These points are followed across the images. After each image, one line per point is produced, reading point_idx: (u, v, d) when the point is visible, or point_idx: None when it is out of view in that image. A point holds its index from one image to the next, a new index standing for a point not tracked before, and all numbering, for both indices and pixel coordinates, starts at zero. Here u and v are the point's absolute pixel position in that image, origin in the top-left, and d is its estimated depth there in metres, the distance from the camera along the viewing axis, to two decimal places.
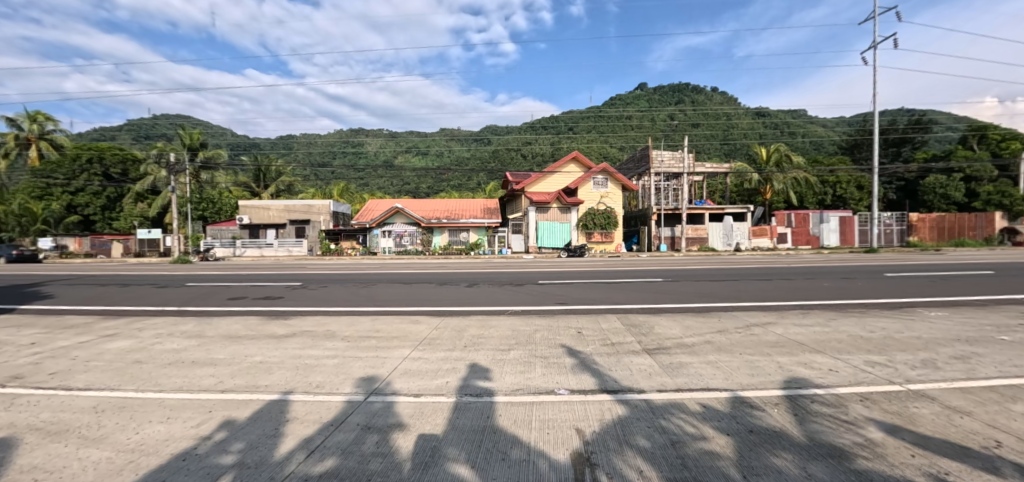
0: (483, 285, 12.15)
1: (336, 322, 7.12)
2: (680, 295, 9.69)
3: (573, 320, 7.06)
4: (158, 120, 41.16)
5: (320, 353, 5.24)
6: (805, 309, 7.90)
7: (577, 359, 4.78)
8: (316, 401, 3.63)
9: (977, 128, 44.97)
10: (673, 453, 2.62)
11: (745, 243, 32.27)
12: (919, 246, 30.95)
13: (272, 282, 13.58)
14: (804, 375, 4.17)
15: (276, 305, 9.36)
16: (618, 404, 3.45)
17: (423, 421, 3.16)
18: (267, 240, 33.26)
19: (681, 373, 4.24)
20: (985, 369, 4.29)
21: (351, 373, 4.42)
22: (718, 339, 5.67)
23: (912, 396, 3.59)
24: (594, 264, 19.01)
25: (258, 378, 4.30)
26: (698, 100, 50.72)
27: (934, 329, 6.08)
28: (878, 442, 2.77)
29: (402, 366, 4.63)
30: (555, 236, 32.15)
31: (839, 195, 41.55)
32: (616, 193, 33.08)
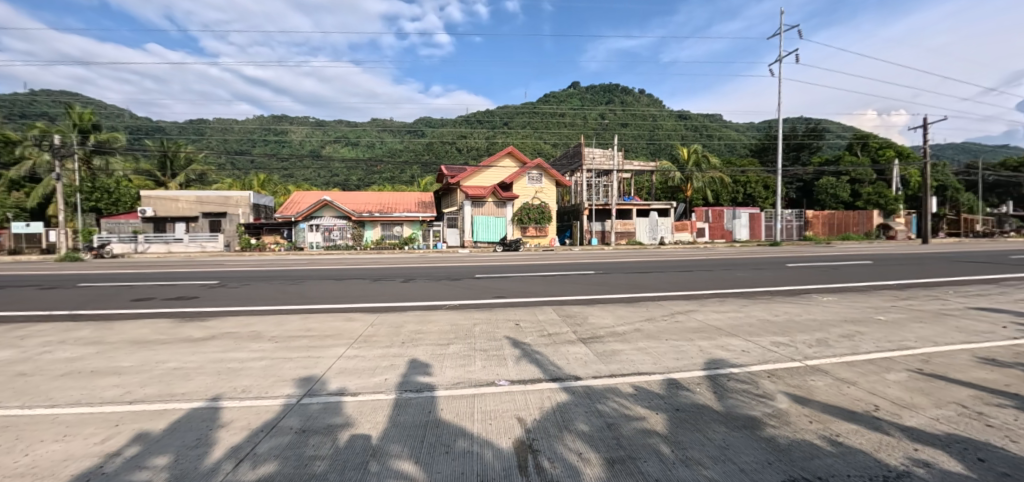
0: (419, 280, 11.91)
1: (261, 322, 6.64)
2: (612, 286, 10.21)
3: (510, 313, 7.16)
4: (35, 96, 35.41)
5: (245, 355, 4.87)
6: (722, 297, 8.69)
7: (517, 350, 4.88)
8: (244, 406, 3.36)
9: (861, 137, 51.75)
10: (610, 434, 2.77)
11: (668, 237, 34.61)
12: (814, 240, 35.22)
13: (184, 280, 12.29)
14: (724, 356, 4.58)
15: (191, 305, 8.52)
16: (558, 391, 3.57)
17: (363, 420, 3.05)
18: (176, 234, 29.99)
19: (614, 360, 4.47)
20: (865, 345, 5.00)
21: (282, 375, 4.14)
22: (647, 326, 6.06)
23: (809, 370, 4.10)
24: (530, 258, 19.34)
25: (174, 385, 3.90)
26: (627, 101, 53.39)
27: (826, 311, 6.98)
28: (784, 412, 3.12)
29: (338, 365, 4.43)
30: (491, 231, 32.16)
31: (749, 193, 46.10)
32: (550, 188, 33.88)
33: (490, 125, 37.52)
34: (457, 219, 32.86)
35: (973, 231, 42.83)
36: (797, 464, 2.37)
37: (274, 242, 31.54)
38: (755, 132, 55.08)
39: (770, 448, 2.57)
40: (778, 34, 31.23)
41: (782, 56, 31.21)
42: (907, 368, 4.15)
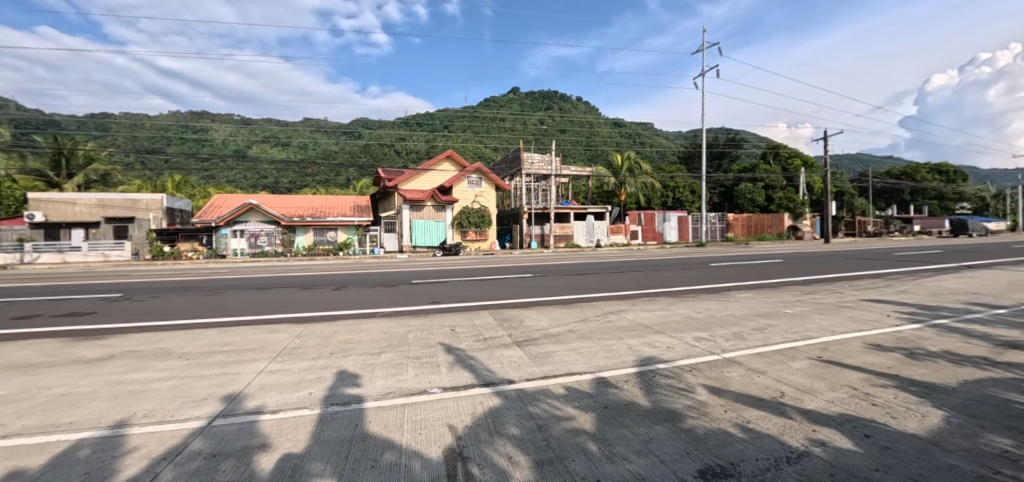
0: (351, 287, 11.43)
1: (170, 338, 6.04)
2: (549, 289, 10.41)
3: (446, 318, 7.07)
4: None
5: (150, 375, 4.40)
6: (651, 296, 9.17)
7: (451, 356, 4.82)
8: (146, 433, 3.01)
9: (773, 147, 57.16)
10: (540, 436, 2.79)
11: (604, 239, 35.87)
12: (735, 241, 38.32)
13: (77, 294, 10.90)
14: (652, 353, 4.81)
15: (85, 322, 7.56)
16: (492, 396, 3.55)
17: (282, 439, 2.85)
18: (72, 242, 26.66)
19: (547, 362, 4.55)
20: (774, 336, 5.48)
21: (192, 395, 3.78)
22: (581, 327, 6.23)
23: (726, 363, 4.41)
24: (468, 262, 19.28)
25: (60, 414, 3.43)
26: (566, 108, 55.14)
27: (742, 307, 7.59)
28: (704, 403, 3.32)
29: (258, 380, 4.13)
30: (430, 235, 31.89)
31: (677, 198, 49.43)
32: (490, 192, 34.16)
33: (430, 128, 37.17)
34: (395, 223, 32.10)
35: (865, 231, 48.75)
36: (711, 452, 2.54)
37: (191, 248, 28.68)
38: (682, 140, 59.05)
39: (689, 438, 2.72)
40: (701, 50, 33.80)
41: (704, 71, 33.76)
42: (808, 356, 4.59)
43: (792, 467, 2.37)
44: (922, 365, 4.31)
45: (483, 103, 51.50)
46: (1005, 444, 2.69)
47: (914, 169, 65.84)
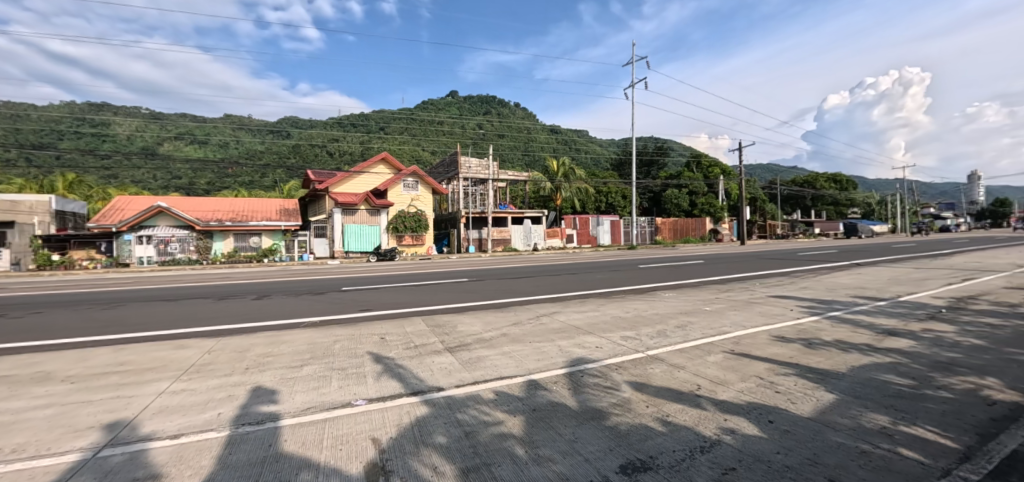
0: (273, 296, 10.72)
1: (53, 360, 5.30)
2: (484, 293, 10.41)
3: (376, 326, 6.84)
4: None
5: (23, 404, 3.82)
6: (583, 298, 9.49)
7: (378, 366, 4.67)
8: (13, 472, 2.62)
9: (696, 156, 61.60)
10: (467, 443, 2.78)
11: (541, 243, 36.46)
12: (662, 244, 40.73)
13: None
14: (581, 354, 4.96)
15: None
16: (419, 404, 3.48)
17: (181, 467, 2.60)
18: None
19: (478, 367, 4.54)
20: (693, 333, 5.87)
21: (76, 424, 3.34)
22: (513, 331, 6.29)
23: (650, 360, 4.65)
24: (403, 268, 18.80)
25: None
26: (504, 113, 55.83)
27: (666, 305, 8.06)
28: (628, 400, 3.49)
29: (158, 403, 3.74)
30: (364, 240, 30.85)
31: (610, 203, 51.77)
32: (426, 196, 33.67)
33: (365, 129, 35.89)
34: (327, 228, 30.80)
35: (775, 234, 53.93)
36: (632, 447, 2.67)
37: (87, 258, 25.84)
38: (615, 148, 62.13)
39: (612, 435, 2.84)
40: (630, 62, 35.67)
41: (633, 82, 35.64)
42: (723, 350, 4.97)
43: (705, 455, 2.56)
44: (816, 353, 4.83)
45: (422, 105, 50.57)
46: (883, 421, 3.09)
47: (814, 178, 73.87)
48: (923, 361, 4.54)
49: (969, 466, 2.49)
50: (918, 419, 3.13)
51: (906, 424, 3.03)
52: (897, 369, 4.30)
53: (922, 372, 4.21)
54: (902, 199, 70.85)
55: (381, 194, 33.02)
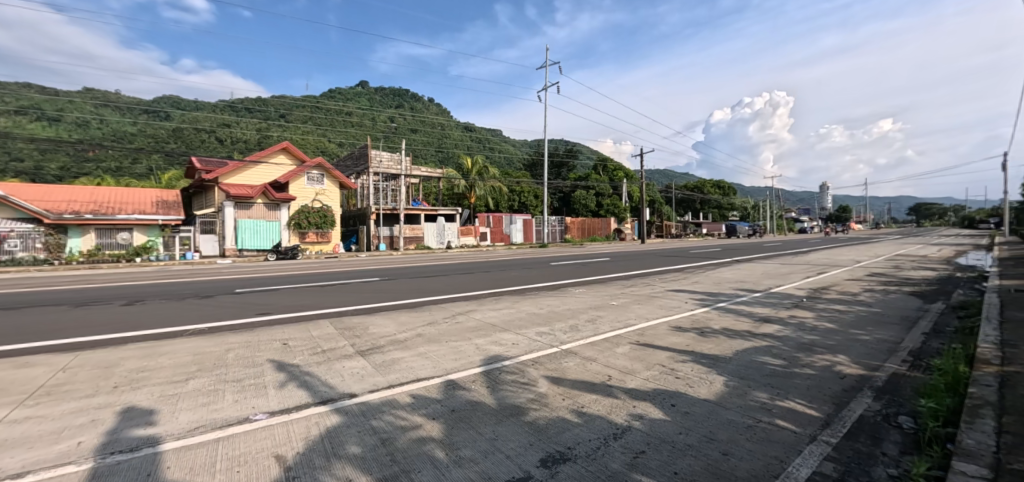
0: (147, 300, 9.29)
1: None
2: (398, 293, 10.07)
3: (276, 331, 6.27)
4: None
5: None
6: (498, 295, 9.65)
7: (281, 375, 4.28)
8: None
9: (602, 160, 65.94)
10: (384, 451, 2.67)
11: (455, 241, 36.51)
12: (572, 242, 43.05)
13: None
14: (499, 351, 5.03)
15: None
16: (329, 414, 3.27)
17: None
18: None
19: (394, 370, 4.39)
20: (602, 326, 6.27)
21: None
22: (429, 331, 6.18)
23: (564, 354, 4.87)
24: (307, 267, 17.41)
25: None
26: (417, 108, 54.80)
27: (576, 301, 8.51)
28: (545, 394, 3.61)
29: None
30: (261, 237, 28.20)
31: (522, 201, 53.89)
32: (334, 190, 32.10)
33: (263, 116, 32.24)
34: (215, 223, 27.68)
35: (669, 233, 59.95)
36: (552, 440, 2.78)
37: None
38: (528, 150, 64.27)
39: (532, 430, 2.92)
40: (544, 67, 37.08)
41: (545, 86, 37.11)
42: (629, 341, 5.38)
43: (618, 442, 2.74)
44: (708, 340, 5.44)
45: (330, 94, 46.85)
46: (762, 398, 3.56)
47: (702, 184, 83.31)
48: (789, 344, 5.34)
49: (825, 431, 2.97)
50: (788, 394, 3.67)
51: (779, 399, 3.53)
52: (771, 351, 5.00)
53: (790, 353, 4.95)
54: (768, 204, 82.76)
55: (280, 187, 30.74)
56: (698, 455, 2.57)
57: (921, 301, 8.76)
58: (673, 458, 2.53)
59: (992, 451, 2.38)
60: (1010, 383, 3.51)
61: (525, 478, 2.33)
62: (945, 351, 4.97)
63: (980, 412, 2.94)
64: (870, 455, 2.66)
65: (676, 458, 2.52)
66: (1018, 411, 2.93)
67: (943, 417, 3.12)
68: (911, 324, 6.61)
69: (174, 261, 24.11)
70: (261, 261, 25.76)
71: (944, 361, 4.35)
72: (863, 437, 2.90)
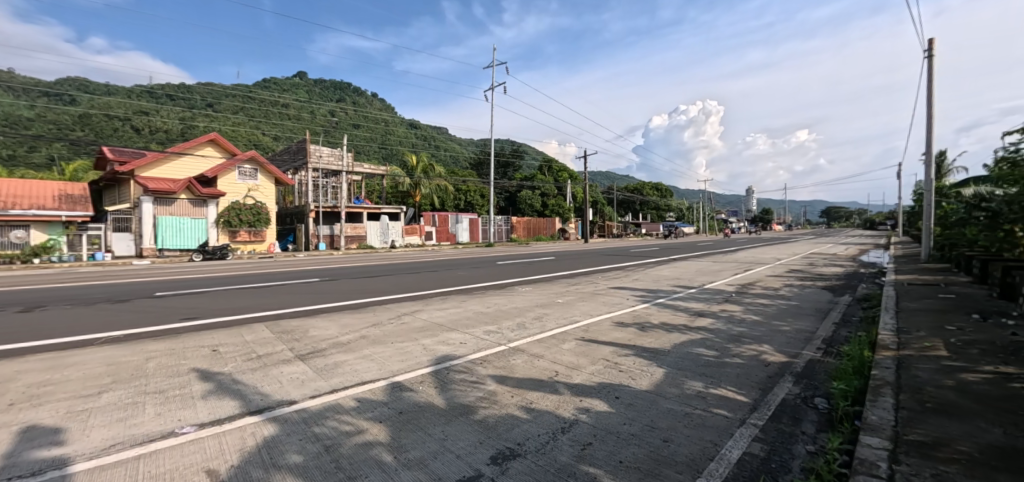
0: (45, 306, 8.22)
1: None
2: (340, 294, 9.66)
3: (204, 337, 5.81)
4: None
5: None
6: (445, 295, 9.56)
7: (210, 385, 3.97)
8: None
9: (547, 161, 67.53)
10: (328, 458, 2.57)
11: (399, 240, 35.72)
12: (518, 241, 43.72)
13: None
14: (447, 351, 4.99)
15: None
16: (267, 423, 3.08)
17: None
18: None
19: (336, 374, 4.22)
20: (548, 324, 6.40)
21: None
22: (374, 332, 6.01)
23: (512, 352, 4.92)
24: (238, 268, 16.28)
25: None
26: (360, 102, 53.14)
27: (523, 300, 8.62)
28: (495, 392, 3.63)
29: None
30: (185, 236, 26.05)
31: (468, 201, 53.67)
32: (268, 187, 30.13)
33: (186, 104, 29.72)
34: (131, 221, 24.99)
35: (610, 234, 62.65)
36: (502, 437, 2.80)
37: None
38: (475, 150, 64.43)
39: (482, 428, 2.93)
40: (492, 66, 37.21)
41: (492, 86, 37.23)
42: (574, 337, 5.55)
43: (566, 435, 2.82)
44: (648, 335, 5.72)
45: (263, 83, 43.67)
46: (698, 387, 3.80)
47: (641, 186, 87.64)
48: (721, 335, 5.74)
49: (752, 415, 3.23)
50: (721, 382, 3.95)
51: (713, 387, 3.79)
52: (705, 343, 5.36)
53: (721, 344, 5.33)
54: (700, 207, 88.67)
55: (206, 183, 28.22)
56: (641, 444, 2.70)
57: (829, 294, 9.75)
58: (618, 447, 2.64)
59: (890, 424, 2.70)
60: (904, 364, 4.01)
61: (475, 476, 2.33)
62: (851, 339, 5.58)
63: (880, 391, 3.33)
64: (791, 434, 2.93)
65: (620, 447, 2.64)
66: (909, 389, 3.35)
67: (851, 397, 3.50)
68: (822, 315, 7.34)
69: (81, 262, 21.55)
70: (184, 261, 23.73)
71: (851, 347, 4.87)
72: (785, 418, 3.19)
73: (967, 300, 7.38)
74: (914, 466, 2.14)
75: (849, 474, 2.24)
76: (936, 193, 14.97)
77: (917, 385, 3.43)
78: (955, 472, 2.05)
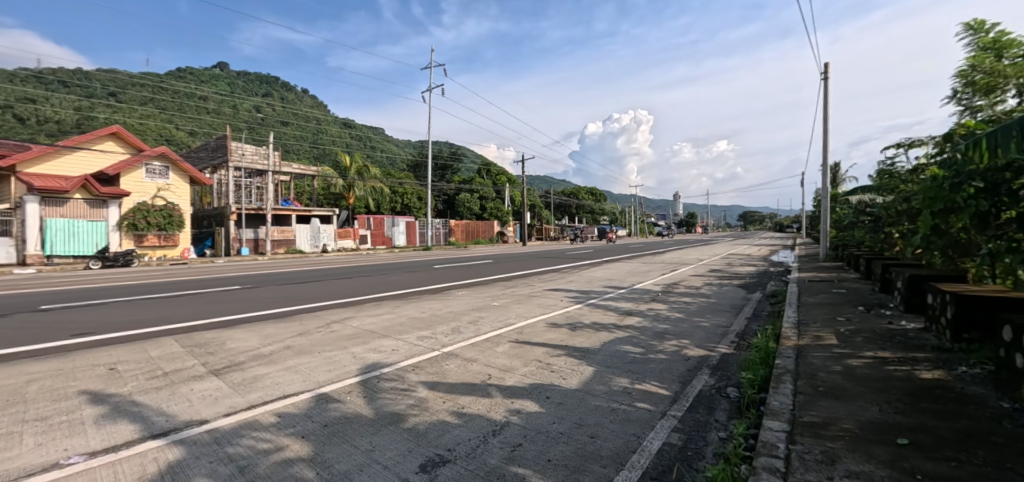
0: None
1: None
2: (262, 302, 9.04)
3: (98, 355, 5.20)
4: None
5: None
6: (379, 301, 9.30)
7: (105, 408, 3.57)
8: None
9: (486, 165, 68.15)
10: (241, 479, 2.41)
11: (332, 244, 34.31)
12: (456, 244, 43.70)
13: None
14: (377, 359, 4.87)
15: None
16: (174, 446, 2.84)
17: None
18: None
19: (255, 388, 3.98)
20: (483, 327, 6.44)
21: None
22: (299, 342, 5.72)
23: (445, 356, 4.91)
24: (141, 275, 14.72)
25: None
26: (288, 98, 50.46)
27: (459, 304, 8.61)
28: (426, 399, 3.60)
29: None
30: (80, 241, 23.19)
31: (405, 204, 52.51)
32: (182, 186, 27.72)
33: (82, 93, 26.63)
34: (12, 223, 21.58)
35: (547, 236, 64.18)
36: (432, 443, 2.79)
37: None
38: (413, 151, 63.44)
39: (411, 436, 2.90)
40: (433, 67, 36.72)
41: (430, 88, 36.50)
42: (508, 340, 5.64)
43: (496, 438, 2.86)
44: (579, 334, 5.94)
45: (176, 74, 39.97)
46: (624, 383, 4.01)
47: (577, 190, 90.86)
48: (646, 333, 6.09)
49: (673, 407, 3.47)
50: (644, 377, 4.19)
51: (637, 383, 4.02)
52: (632, 341, 5.65)
53: (646, 341, 5.65)
54: (631, 211, 93.69)
55: (105, 181, 25.38)
56: (570, 441, 2.80)
57: (742, 291, 10.65)
58: (547, 447, 2.73)
59: (789, 408, 3.02)
60: (801, 353, 4.50)
61: None
62: (760, 332, 6.16)
63: (782, 378, 3.71)
64: (706, 423, 3.18)
65: (549, 447, 2.72)
66: (805, 375, 3.76)
67: (758, 385, 3.87)
68: (736, 311, 8.03)
69: None
70: (79, 269, 21.02)
71: (759, 340, 5.38)
72: (700, 408, 3.45)
73: (855, 294, 8.36)
74: (807, 445, 2.40)
75: (753, 455, 2.46)
76: (831, 200, 16.82)
77: (812, 371, 3.86)
78: (838, 447, 2.34)
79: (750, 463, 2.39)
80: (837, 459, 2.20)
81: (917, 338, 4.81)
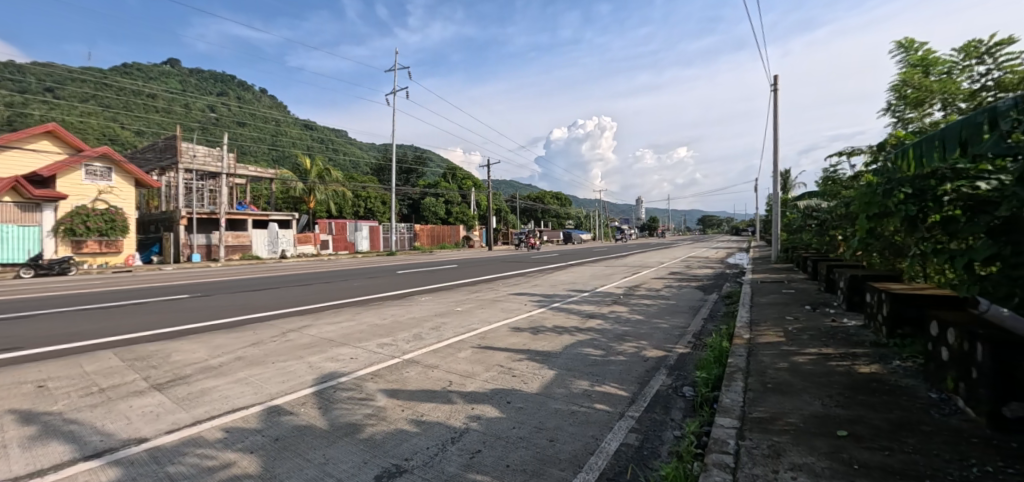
0: None
1: None
2: (213, 311, 8.62)
3: (24, 372, 4.81)
4: None
5: None
6: (338, 308, 9.06)
7: (32, 428, 3.32)
8: None
9: (451, 169, 67.95)
10: None
11: (291, 249, 33.45)
12: (420, 249, 43.30)
13: None
14: (334, 368, 4.76)
15: None
16: (110, 467, 2.68)
17: None
18: None
19: (202, 403, 3.80)
20: (445, 333, 6.41)
21: None
22: (252, 352, 5.50)
23: (404, 364, 4.85)
24: (73, 285, 13.65)
25: None
26: (246, 97, 48.39)
27: (422, 310, 8.50)
28: (384, 408, 3.55)
29: None
30: (10, 248, 21.08)
31: (368, 208, 51.65)
32: (126, 188, 26.13)
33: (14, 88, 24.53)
34: None
35: (513, 241, 64.52)
36: (388, 454, 2.76)
37: None
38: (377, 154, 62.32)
39: (367, 447, 2.86)
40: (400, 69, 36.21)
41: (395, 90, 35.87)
42: (470, 345, 5.63)
43: (455, 445, 2.86)
44: (541, 338, 6.00)
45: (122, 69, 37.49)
46: (584, 385, 4.09)
47: (542, 195, 91.92)
48: (607, 335, 6.22)
49: (631, 407, 3.57)
50: (604, 379, 4.29)
51: (597, 385, 4.11)
52: (592, 343, 5.77)
53: (606, 343, 5.78)
54: (595, 216, 95.70)
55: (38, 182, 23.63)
56: (529, 445, 2.84)
57: (700, 293, 11.05)
58: (506, 452, 2.75)
59: (739, 405, 3.16)
60: (752, 351, 4.72)
61: None
62: (715, 331, 6.43)
63: (734, 376, 3.88)
64: (662, 422, 3.30)
65: (509, 451, 2.75)
66: (755, 372, 3.95)
67: (712, 383, 4.03)
68: (694, 312, 8.33)
69: None
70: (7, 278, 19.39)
71: (713, 340, 5.61)
72: (657, 408, 3.57)
73: (803, 294, 8.82)
74: (755, 440, 2.53)
75: (704, 452, 2.57)
76: (781, 206, 17.71)
77: (761, 368, 4.06)
78: (782, 441, 2.48)
79: (702, 459, 2.50)
80: (783, 453, 2.32)
81: (857, 334, 5.15)
